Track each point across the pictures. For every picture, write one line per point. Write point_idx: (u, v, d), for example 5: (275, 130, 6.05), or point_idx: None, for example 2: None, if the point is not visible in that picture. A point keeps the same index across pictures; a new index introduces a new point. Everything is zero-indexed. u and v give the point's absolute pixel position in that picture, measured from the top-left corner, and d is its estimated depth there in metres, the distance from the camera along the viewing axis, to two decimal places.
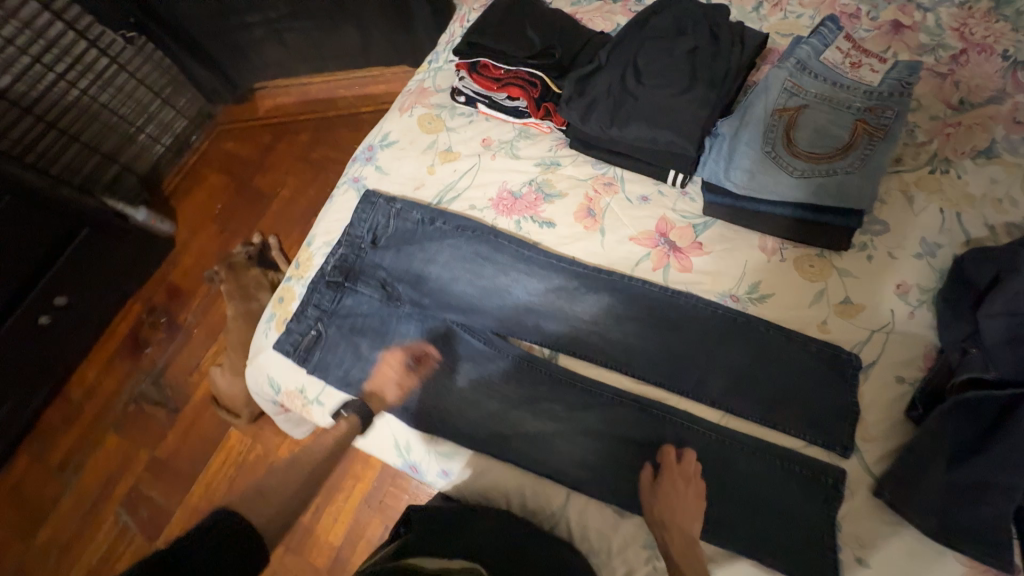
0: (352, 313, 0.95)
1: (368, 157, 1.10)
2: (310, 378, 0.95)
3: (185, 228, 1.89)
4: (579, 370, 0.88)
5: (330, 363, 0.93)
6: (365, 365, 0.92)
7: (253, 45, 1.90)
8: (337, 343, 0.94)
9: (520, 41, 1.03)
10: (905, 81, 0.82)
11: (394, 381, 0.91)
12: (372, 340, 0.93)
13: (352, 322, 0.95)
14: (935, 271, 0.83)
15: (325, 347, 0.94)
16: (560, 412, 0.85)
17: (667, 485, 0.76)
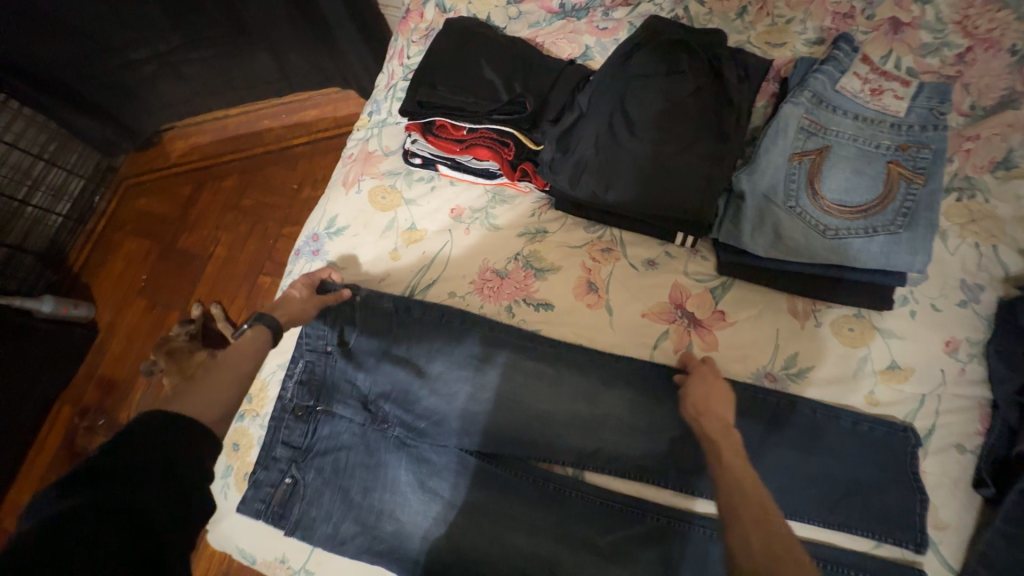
0: (332, 446, 0.79)
1: (316, 249, 0.90)
2: (292, 543, 0.77)
3: (107, 310, 1.61)
4: (610, 484, 0.78)
5: (315, 518, 0.76)
6: (359, 513, 0.76)
7: (146, 85, 1.57)
8: (320, 491, 0.77)
9: (481, 90, 0.85)
10: (936, 109, 0.72)
11: (398, 529, 0.75)
12: (362, 480, 0.78)
13: (333, 460, 0.79)
14: (980, 320, 0.75)
15: (306, 498, 0.77)
16: (595, 537, 0.74)
17: (697, 380, 0.72)
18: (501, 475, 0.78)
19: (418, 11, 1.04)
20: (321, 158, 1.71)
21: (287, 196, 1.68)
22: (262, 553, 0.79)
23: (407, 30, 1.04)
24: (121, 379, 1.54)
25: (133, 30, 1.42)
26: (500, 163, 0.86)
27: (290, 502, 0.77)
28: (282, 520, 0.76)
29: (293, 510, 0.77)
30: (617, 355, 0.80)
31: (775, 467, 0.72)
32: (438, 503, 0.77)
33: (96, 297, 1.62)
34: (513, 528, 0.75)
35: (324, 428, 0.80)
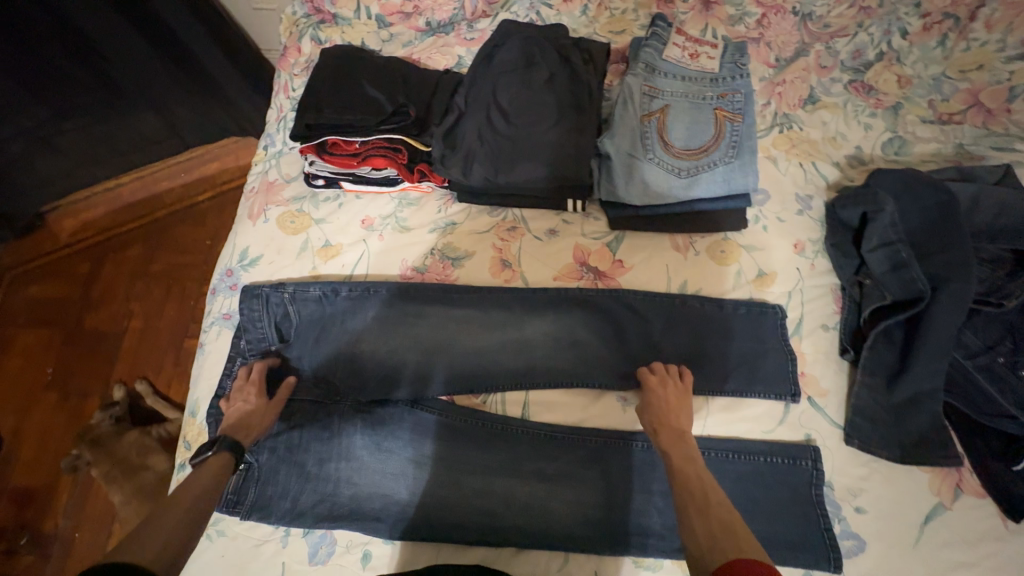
0: (282, 428, 0.82)
1: (232, 284, 0.91)
2: (248, 531, 0.78)
3: (10, 416, 1.46)
4: (554, 420, 0.83)
5: (271, 496, 0.79)
6: (314, 485, 0.80)
7: (15, 164, 1.45)
8: (274, 471, 0.80)
9: (366, 106, 0.92)
10: (740, 62, 0.89)
11: (355, 492, 0.80)
12: (315, 454, 0.81)
13: (285, 440, 0.81)
14: (816, 222, 0.91)
15: (260, 480, 0.79)
16: (548, 472, 0.80)
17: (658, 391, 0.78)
18: (460, 454, 0.82)
19: (295, 46, 1.09)
20: (232, 209, 1.68)
21: (199, 252, 1.63)
22: None
23: (288, 65, 1.08)
24: (39, 485, 1.39)
25: None
26: (397, 169, 0.92)
27: (244, 486, 0.79)
28: (237, 503, 0.78)
29: (248, 494, 0.78)
30: (534, 325, 0.88)
31: (690, 380, 0.83)
32: (396, 460, 0.82)
33: None
34: (479, 496, 0.80)
35: (273, 413, 0.82)
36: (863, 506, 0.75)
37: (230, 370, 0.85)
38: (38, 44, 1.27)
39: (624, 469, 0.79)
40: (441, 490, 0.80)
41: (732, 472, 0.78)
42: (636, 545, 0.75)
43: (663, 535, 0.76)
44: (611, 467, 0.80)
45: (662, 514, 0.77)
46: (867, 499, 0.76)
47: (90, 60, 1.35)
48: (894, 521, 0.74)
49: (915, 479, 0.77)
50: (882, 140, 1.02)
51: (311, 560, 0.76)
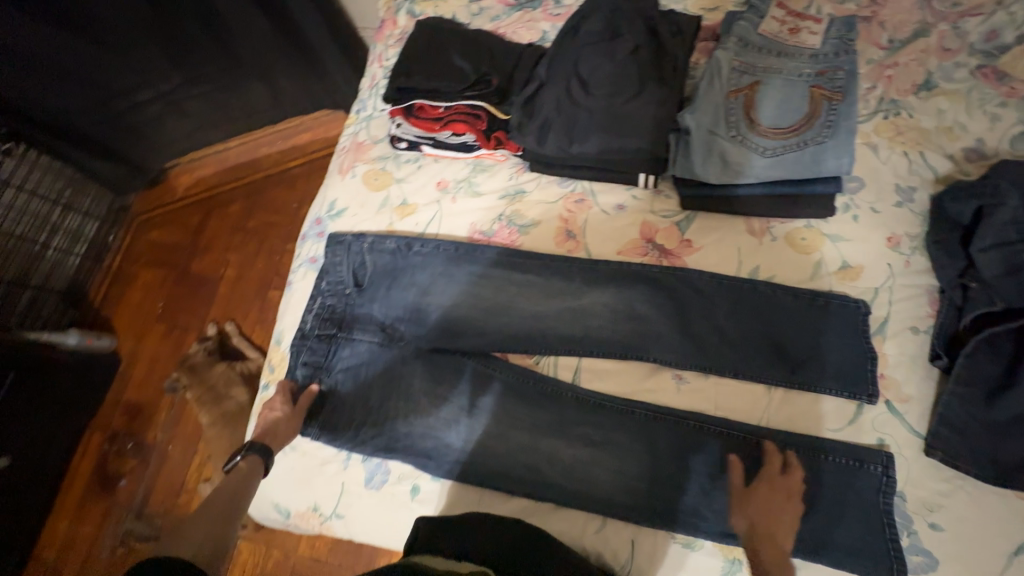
0: (352, 365, 0.89)
1: (320, 232, 1.00)
2: (314, 450, 0.86)
3: (128, 339, 1.71)
4: (604, 389, 0.83)
5: (337, 426, 0.85)
6: (374, 421, 0.85)
7: (150, 124, 1.69)
8: (342, 402, 0.87)
9: (452, 74, 0.97)
10: (846, 37, 0.82)
11: (410, 432, 0.84)
12: (378, 393, 0.87)
13: (352, 376, 0.88)
14: (917, 216, 0.84)
15: (329, 409, 0.86)
16: (594, 437, 0.81)
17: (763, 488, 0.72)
18: (507, 409, 0.84)
19: (392, 20, 1.17)
20: (319, 175, 1.84)
21: (288, 212, 1.81)
22: (297, 505, 0.86)
23: (384, 37, 1.16)
24: (146, 401, 1.63)
25: (137, 73, 1.55)
26: (475, 135, 0.96)
27: (315, 412, 0.86)
28: (308, 427, 0.85)
29: (317, 419, 0.86)
30: (590, 298, 0.88)
31: (751, 369, 0.80)
32: (447, 407, 0.85)
33: (117, 327, 1.73)
34: (524, 452, 0.82)
35: (345, 350, 0.90)
36: (940, 524, 0.69)
37: (310, 309, 0.93)
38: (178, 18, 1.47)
39: (672, 446, 0.78)
40: (485, 440, 0.83)
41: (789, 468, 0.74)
42: (678, 522, 0.75)
43: (707, 517, 0.74)
44: (658, 442, 0.79)
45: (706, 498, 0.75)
46: (946, 518, 0.69)
47: (217, 34, 1.54)
48: (975, 544, 0.67)
49: (1008, 505, 0.69)
50: (1012, 133, 0.90)
51: (367, 484, 0.84)
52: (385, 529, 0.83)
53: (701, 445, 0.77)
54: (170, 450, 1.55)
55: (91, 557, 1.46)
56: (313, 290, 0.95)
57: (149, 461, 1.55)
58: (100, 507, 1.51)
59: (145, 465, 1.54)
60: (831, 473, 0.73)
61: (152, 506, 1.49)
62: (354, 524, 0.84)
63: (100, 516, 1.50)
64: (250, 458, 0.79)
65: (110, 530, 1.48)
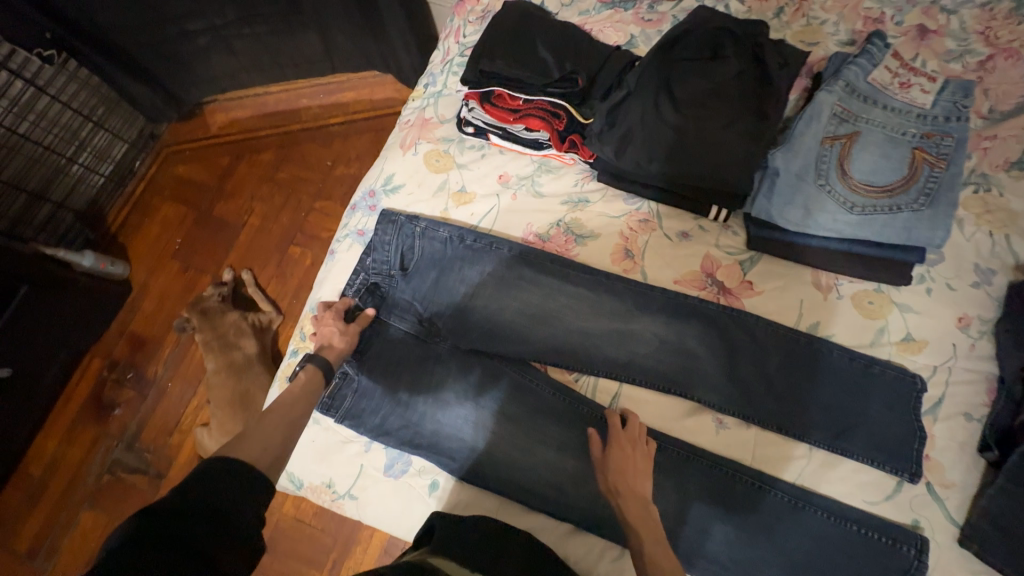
0: (382, 351, 0.85)
1: (372, 205, 0.97)
2: (336, 428, 0.84)
3: (141, 271, 1.68)
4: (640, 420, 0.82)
5: (358, 413, 0.82)
6: (394, 417, 0.82)
7: (196, 56, 1.63)
8: (366, 390, 0.83)
9: (535, 66, 0.92)
10: (959, 103, 0.78)
11: (429, 431, 0.81)
12: (404, 390, 0.83)
13: (380, 362, 0.84)
14: (992, 300, 0.81)
15: (352, 394, 0.83)
16: None
17: (615, 450, 0.72)
18: (536, 421, 0.82)
19: None
20: (359, 137, 1.79)
21: (323, 170, 1.76)
22: (310, 478, 0.84)
23: (464, 11, 1.11)
24: (151, 336, 1.60)
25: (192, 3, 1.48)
26: (550, 133, 0.92)
27: (338, 393, 0.83)
28: (331, 406, 0.82)
29: (344, 401, 0.83)
30: (639, 324, 0.86)
31: (794, 426, 0.78)
32: (471, 407, 0.82)
33: (131, 257, 1.69)
34: (547, 468, 0.80)
35: (378, 337, 0.86)
36: None
37: (350, 286, 0.90)
38: None
39: (698, 488, 0.76)
40: (507, 450, 0.81)
41: (815, 532, 0.73)
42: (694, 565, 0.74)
43: (718, 562, 0.74)
44: (686, 480, 0.77)
45: (722, 543, 0.74)
46: None
47: None
48: None
49: None
50: None
51: (387, 471, 0.82)
52: (398, 520, 0.82)
53: (731, 494, 0.76)
54: (170, 388, 1.53)
55: (77, 480, 1.46)
56: (356, 268, 0.92)
57: (147, 395, 1.53)
58: (93, 433, 1.50)
59: (143, 399, 1.53)
60: (856, 544, 0.72)
61: (144, 442, 1.48)
62: (366, 508, 0.83)
63: (91, 442, 1.49)
64: (311, 368, 0.76)
65: (98, 457, 1.48)
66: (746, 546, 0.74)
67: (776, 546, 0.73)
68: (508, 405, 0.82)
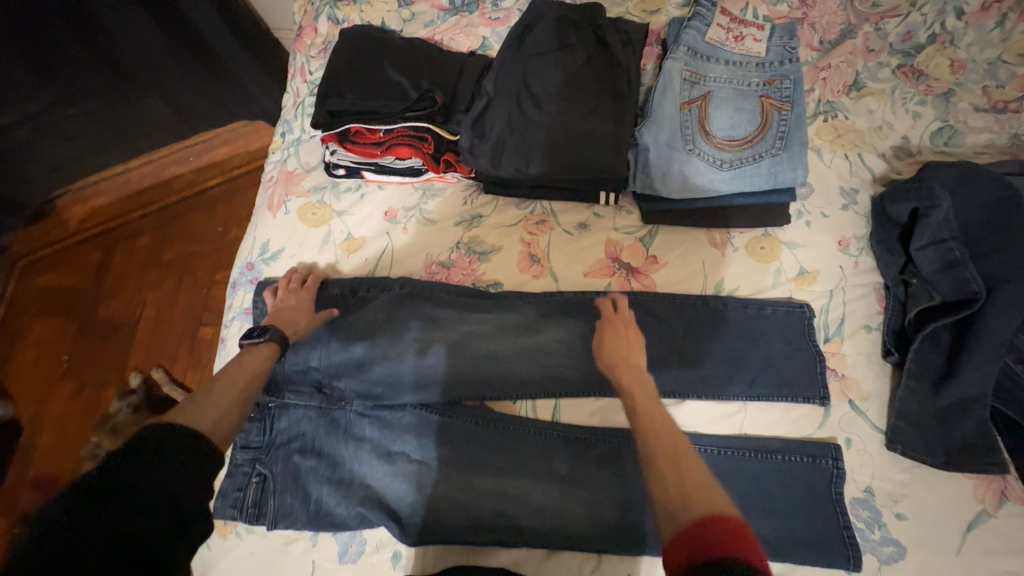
0: (294, 427, 0.79)
1: (253, 277, 0.88)
2: (274, 531, 0.76)
3: (29, 403, 1.46)
4: (585, 421, 0.81)
5: (289, 508, 0.75)
6: (325, 498, 0.76)
7: (22, 150, 1.41)
8: (288, 477, 0.77)
9: (389, 92, 0.87)
10: (789, 46, 0.83)
11: (367, 501, 0.76)
12: (326, 464, 0.78)
13: (291, 442, 0.79)
14: (862, 217, 0.87)
15: (277, 491, 0.76)
16: (577, 474, 0.78)
17: (608, 330, 0.77)
18: (481, 455, 0.79)
19: (311, 27, 1.04)
20: (243, 195, 1.64)
21: (212, 238, 1.60)
22: None
23: (304, 46, 1.03)
24: (61, 474, 1.39)
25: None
26: (422, 159, 0.88)
27: (263, 496, 0.76)
28: (260, 514, 0.75)
29: (268, 505, 0.75)
30: (549, 331, 0.84)
31: (725, 386, 0.80)
32: (406, 461, 0.78)
33: (11, 392, 1.46)
34: (504, 498, 0.77)
35: (282, 420, 0.79)
36: (904, 513, 0.73)
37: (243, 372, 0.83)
38: (42, 25, 1.22)
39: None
40: (461, 494, 0.77)
41: (770, 477, 0.76)
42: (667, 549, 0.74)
43: None
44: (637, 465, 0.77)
45: None
46: (908, 507, 0.74)
47: (96, 41, 1.30)
48: (935, 527, 0.73)
49: (958, 487, 0.74)
50: (931, 129, 0.97)
51: (342, 558, 0.76)
52: None
53: None
54: None
55: None
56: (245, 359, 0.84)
57: None
58: None
59: None
60: (808, 477, 0.75)
61: None
62: None
63: None
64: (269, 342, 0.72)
65: None
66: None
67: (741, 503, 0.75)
68: (447, 447, 0.79)
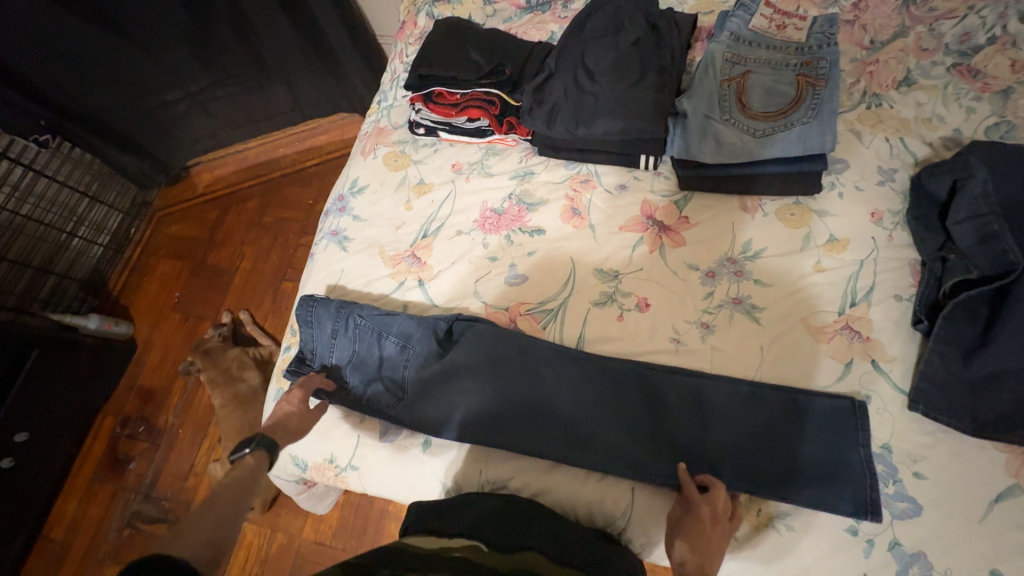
0: (362, 325, 0.91)
1: (342, 207, 1.08)
2: (332, 406, 0.91)
3: (145, 327, 1.76)
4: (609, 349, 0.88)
5: (363, 385, 0.89)
6: (393, 380, 0.89)
7: (178, 122, 1.78)
8: (361, 360, 0.90)
9: (466, 65, 1.05)
10: (829, 32, 0.90)
11: (420, 392, 0.87)
12: (390, 355, 0.90)
13: (364, 334, 0.90)
14: (899, 194, 0.90)
15: (353, 371, 0.90)
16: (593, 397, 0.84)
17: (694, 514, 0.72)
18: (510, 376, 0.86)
19: (412, 21, 1.27)
20: (333, 171, 1.91)
21: (304, 207, 1.88)
22: (313, 457, 0.90)
23: (405, 36, 1.26)
24: (159, 386, 1.67)
25: (169, 75, 1.64)
26: (489, 120, 1.04)
27: (344, 374, 0.90)
28: (339, 389, 0.89)
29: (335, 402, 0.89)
30: (582, 273, 0.94)
31: (744, 336, 0.84)
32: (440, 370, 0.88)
33: (133, 316, 1.78)
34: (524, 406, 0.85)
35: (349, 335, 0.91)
36: (923, 474, 0.73)
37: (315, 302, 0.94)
38: (210, 23, 1.54)
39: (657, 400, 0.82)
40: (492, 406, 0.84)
41: (793, 424, 0.77)
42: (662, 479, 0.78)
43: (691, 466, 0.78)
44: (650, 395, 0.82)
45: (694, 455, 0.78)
46: (928, 469, 0.73)
47: (246, 39, 1.62)
48: (956, 490, 0.71)
49: (985, 457, 0.73)
50: (986, 123, 0.97)
51: (381, 438, 0.88)
52: (400, 485, 0.88)
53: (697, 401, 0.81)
54: (183, 431, 1.58)
55: (102, 535, 1.48)
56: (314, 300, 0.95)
57: (161, 442, 1.58)
58: (111, 488, 1.54)
59: (162, 444, 1.58)
60: (829, 430, 0.76)
61: (159, 490, 1.51)
62: (368, 475, 0.88)
63: (110, 496, 1.53)
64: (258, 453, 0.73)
65: (124, 509, 1.50)
66: (730, 443, 0.77)
67: (757, 443, 0.77)
68: (483, 371, 0.86)
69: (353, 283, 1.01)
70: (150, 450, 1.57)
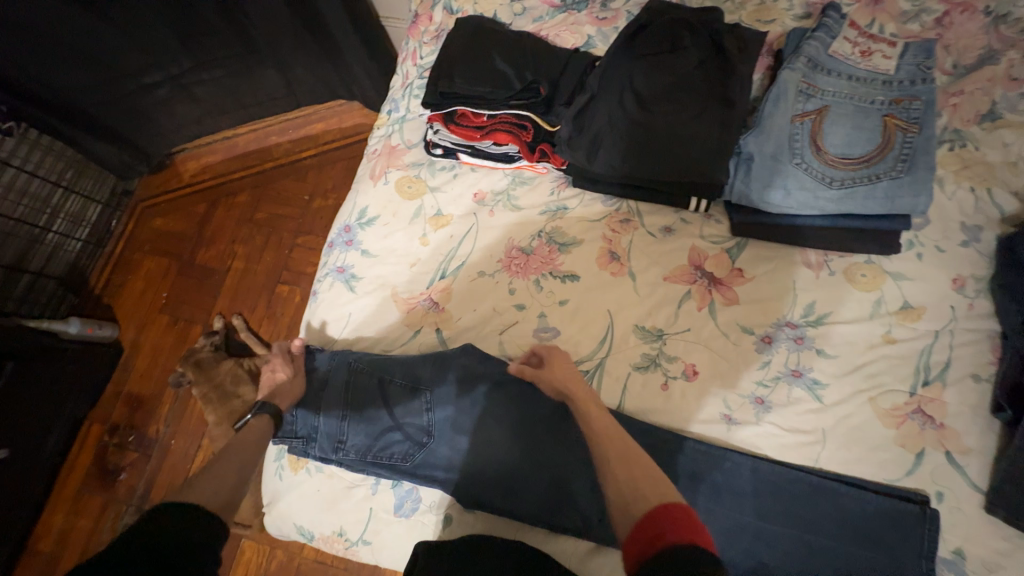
0: (373, 383, 0.81)
1: (349, 240, 0.96)
2: (341, 473, 0.82)
3: (130, 328, 1.60)
4: (652, 418, 0.79)
5: (373, 445, 0.79)
6: (413, 440, 0.79)
7: (159, 108, 1.53)
8: (373, 422, 0.80)
9: (495, 80, 0.91)
10: (923, 64, 0.79)
11: (442, 464, 0.78)
12: (411, 419, 0.79)
13: (374, 394, 0.81)
14: (983, 257, 0.81)
15: (362, 434, 0.79)
16: None
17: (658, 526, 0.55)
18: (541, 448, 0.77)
19: (427, 15, 1.10)
20: (331, 167, 1.74)
21: (298, 206, 1.70)
22: (320, 528, 0.82)
23: (418, 33, 1.10)
24: (148, 395, 1.53)
25: (147, 56, 1.39)
26: (520, 146, 0.92)
27: (350, 434, 0.79)
28: (347, 451, 0.79)
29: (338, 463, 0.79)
30: (621, 331, 0.84)
31: (801, 417, 0.76)
32: (461, 440, 0.79)
33: (117, 317, 1.61)
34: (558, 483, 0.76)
35: (358, 386, 0.81)
36: None
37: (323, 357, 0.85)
38: None
39: (698, 480, 0.75)
40: (519, 483, 0.76)
41: (851, 518, 0.71)
42: None
43: (743, 558, 0.71)
44: (697, 478, 0.75)
45: (743, 550, 0.72)
46: None
47: (237, 18, 1.38)
48: None
49: None
50: None
51: (397, 511, 0.80)
52: None
53: (749, 485, 0.74)
54: (175, 443, 1.46)
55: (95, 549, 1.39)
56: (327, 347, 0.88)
57: (153, 454, 1.46)
58: (102, 499, 1.43)
59: (154, 456, 1.46)
60: (902, 527, 0.69)
61: (152, 502, 1.41)
62: (382, 552, 0.80)
63: (102, 508, 1.42)
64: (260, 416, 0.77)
65: (118, 522, 1.41)
66: (787, 527, 0.72)
67: (808, 532, 0.71)
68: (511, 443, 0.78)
69: (362, 331, 0.90)
70: (143, 462, 1.46)
